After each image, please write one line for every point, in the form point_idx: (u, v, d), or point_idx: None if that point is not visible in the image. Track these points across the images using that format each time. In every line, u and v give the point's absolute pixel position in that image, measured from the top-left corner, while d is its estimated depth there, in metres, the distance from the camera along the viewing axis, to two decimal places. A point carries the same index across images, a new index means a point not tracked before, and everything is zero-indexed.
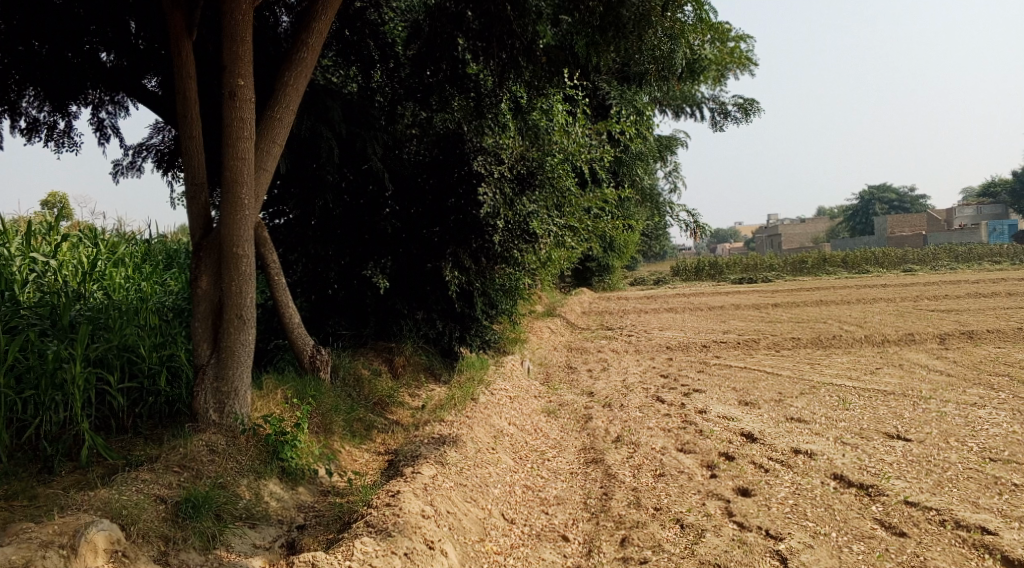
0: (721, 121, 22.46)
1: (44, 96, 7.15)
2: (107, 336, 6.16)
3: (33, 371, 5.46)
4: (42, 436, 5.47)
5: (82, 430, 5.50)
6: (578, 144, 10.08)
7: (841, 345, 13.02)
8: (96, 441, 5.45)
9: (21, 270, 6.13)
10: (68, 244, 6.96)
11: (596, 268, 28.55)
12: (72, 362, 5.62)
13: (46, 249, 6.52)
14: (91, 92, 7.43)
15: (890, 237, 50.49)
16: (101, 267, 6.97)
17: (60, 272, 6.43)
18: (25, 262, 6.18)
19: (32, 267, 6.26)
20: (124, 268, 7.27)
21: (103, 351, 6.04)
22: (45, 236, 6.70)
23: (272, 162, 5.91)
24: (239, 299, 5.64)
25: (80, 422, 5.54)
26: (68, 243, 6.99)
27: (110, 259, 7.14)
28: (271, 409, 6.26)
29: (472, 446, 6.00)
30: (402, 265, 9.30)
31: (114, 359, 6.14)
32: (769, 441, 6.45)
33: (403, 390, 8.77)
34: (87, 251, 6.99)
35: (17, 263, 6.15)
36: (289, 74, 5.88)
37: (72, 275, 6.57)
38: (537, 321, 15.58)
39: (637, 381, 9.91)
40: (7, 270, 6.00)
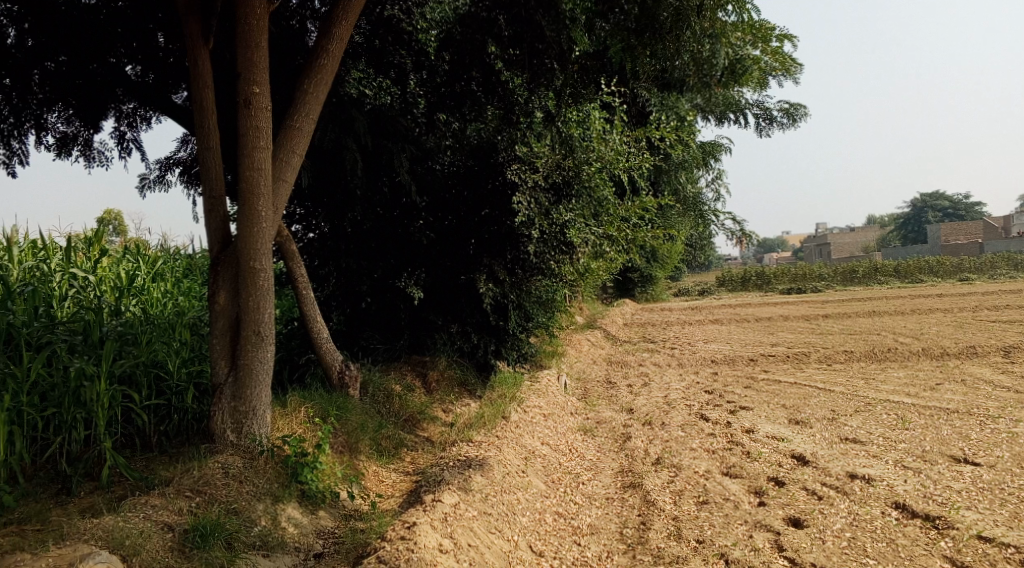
0: (766, 127, 21.78)
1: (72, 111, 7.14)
2: (136, 352, 6.00)
3: (59, 389, 5.31)
4: (66, 456, 5.33)
5: (105, 450, 5.34)
6: (616, 152, 9.51)
7: (898, 359, 12.29)
8: (118, 460, 5.26)
9: (59, 285, 6.08)
10: (108, 260, 6.93)
11: (637, 279, 28.00)
12: (97, 380, 5.48)
13: (86, 265, 6.50)
14: (120, 105, 7.42)
15: (945, 246, 48.49)
16: (140, 282, 6.93)
17: (99, 288, 6.36)
18: (64, 277, 6.13)
19: (69, 282, 6.19)
20: (162, 283, 7.24)
21: (131, 368, 5.90)
22: (86, 252, 6.70)
23: (291, 172, 5.75)
24: (257, 315, 5.48)
25: (103, 441, 5.38)
26: (108, 258, 6.96)
27: (148, 274, 7.09)
28: (294, 429, 6.06)
29: (502, 469, 5.67)
30: (435, 278, 9.07)
31: (142, 377, 6.01)
32: (823, 465, 5.96)
33: (435, 406, 8.51)
34: (127, 266, 6.99)
35: (56, 278, 6.09)
36: (307, 81, 5.71)
37: (109, 291, 6.47)
38: (576, 334, 15.19)
39: (679, 398, 9.45)
40: (46, 286, 5.97)
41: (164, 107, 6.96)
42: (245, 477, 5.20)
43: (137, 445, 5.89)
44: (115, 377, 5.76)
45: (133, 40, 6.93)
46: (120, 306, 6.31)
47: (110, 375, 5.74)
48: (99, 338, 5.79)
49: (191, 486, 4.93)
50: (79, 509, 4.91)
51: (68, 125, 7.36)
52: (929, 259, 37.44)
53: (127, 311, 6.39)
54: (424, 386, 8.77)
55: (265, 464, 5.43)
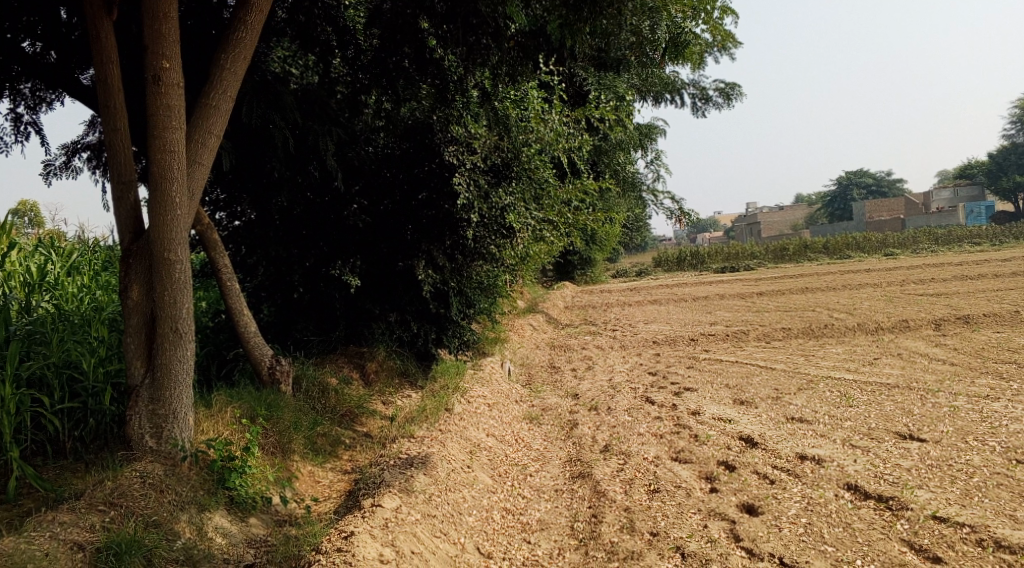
0: (704, 107, 21.99)
1: None
2: (45, 352, 5.57)
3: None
4: None
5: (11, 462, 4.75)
6: (557, 133, 9.55)
7: (834, 334, 12.58)
8: (26, 471, 4.70)
9: None
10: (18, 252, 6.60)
11: (577, 261, 28.02)
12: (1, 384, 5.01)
13: None
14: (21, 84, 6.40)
15: (869, 223, 50.51)
16: (53, 276, 6.54)
17: (6, 285, 5.94)
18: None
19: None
20: (79, 277, 6.92)
21: (39, 370, 5.46)
22: None
23: (209, 155, 5.23)
24: (174, 310, 4.97)
25: (9, 450, 4.85)
26: (18, 252, 6.56)
27: (62, 267, 6.78)
28: (219, 431, 5.61)
29: (446, 466, 5.39)
30: (372, 264, 8.68)
31: (52, 379, 5.53)
32: (772, 447, 6.05)
33: (374, 398, 8.13)
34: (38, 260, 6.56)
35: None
36: (225, 55, 5.18)
37: (18, 286, 6.11)
38: (518, 318, 14.97)
39: (624, 381, 9.36)
40: None
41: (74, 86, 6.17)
42: (167, 485, 4.68)
43: (48, 451, 5.41)
44: (21, 381, 5.32)
45: (38, 24, 6.01)
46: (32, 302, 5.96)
47: (15, 379, 5.31)
48: (4, 337, 5.34)
49: (104, 499, 4.37)
50: None
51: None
52: (855, 236, 38.87)
53: (39, 308, 6.06)
54: (362, 378, 8.37)
55: (189, 472, 4.94)
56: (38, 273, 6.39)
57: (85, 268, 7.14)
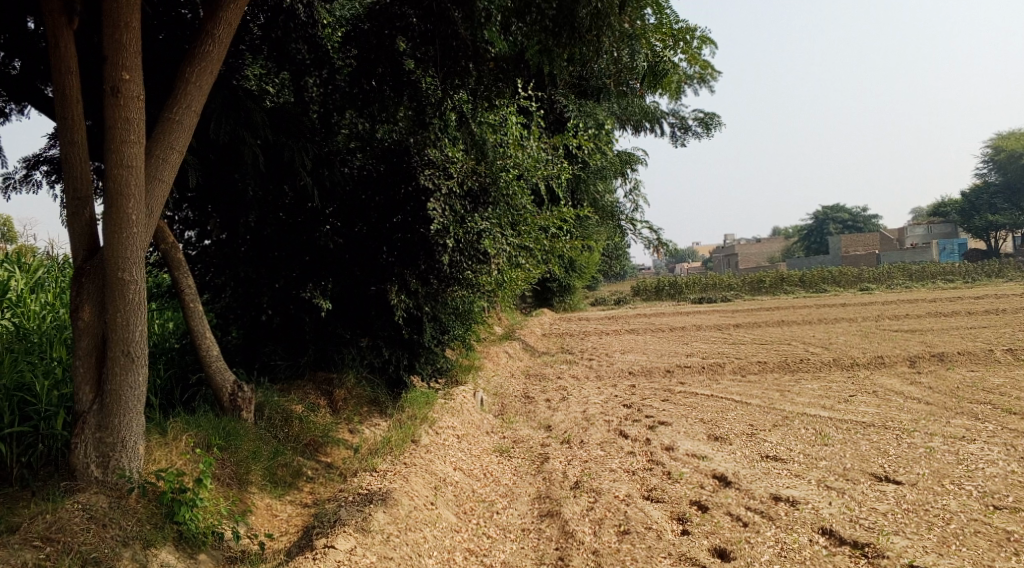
0: (682, 137, 22.16)
1: None
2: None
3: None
4: None
5: None
6: (534, 160, 9.56)
7: (810, 369, 12.54)
8: None
9: None
10: None
11: (556, 288, 27.94)
12: None
13: None
14: None
15: (844, 258, 51.21)
16: (15, 294, 6.52)
17: None
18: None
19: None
20: (43, 295, 6.84)
21: None
22: None
23: (170, 171, 5.03)
24: (126, 332, 4.72)
25: None
26: None
27: (25, 285, 6.75)
28: (171, 461, 5.33)
29: (408, 503, 5.15)
30: (343, 288, 8.48)
31: (2, 402, 5.26)
32: (745, 487, 5.90)
33: (341, 427, 7.87)
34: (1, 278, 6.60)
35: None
36: (190, 68, 5.02)
37: None
38: (494, 345, 14.78)
39: (598, 413, 9.18)
40: None
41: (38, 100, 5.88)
42: (110, 519, 4.39)
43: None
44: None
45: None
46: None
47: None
48: None
49: (42, 534, 4.10)
50: None
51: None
52: (831, 270, 39.32)
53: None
54: (329, 406, 8.13)
55: (136, 504, 4.64)
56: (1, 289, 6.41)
57: (51, 286, 7.06)
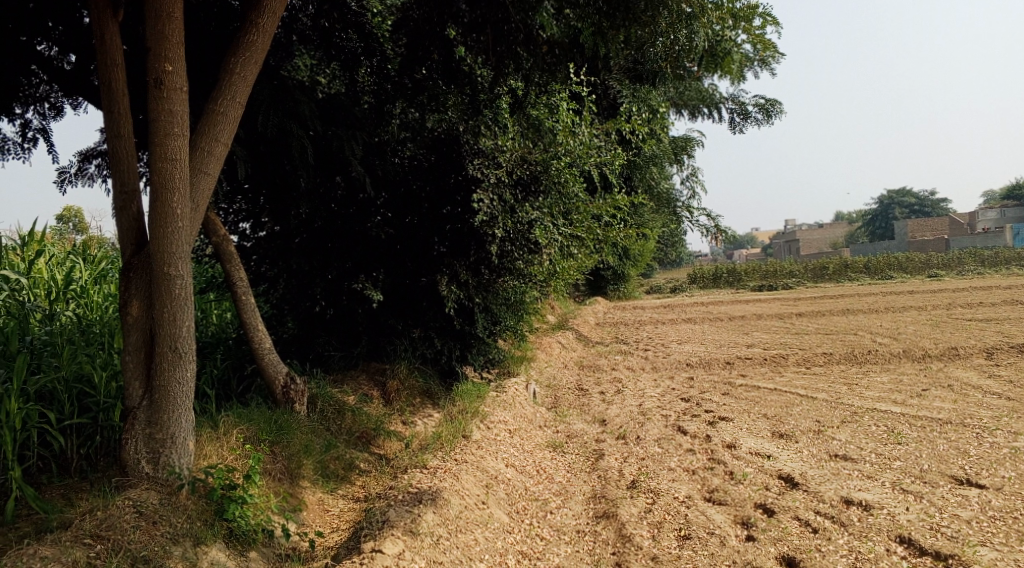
0: (741, 122, 21.39)
1: None
2: (57, 366, 5.49)
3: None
4: None
5: (13, 480, 4.66)
6: (586, 145, 8.99)
7: (879, 361, 11.90)
8: (26, 491, 4.57)
9: None
10: (49, 260, 6.83)
11: (609, 276, 27.51)
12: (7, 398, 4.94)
13: (21, 267, 6.32)
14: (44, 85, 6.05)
15: (912, 243, 48.91)
16: (79, 285, 6.69)
17: (32, 292, 6.16)
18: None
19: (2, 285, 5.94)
20: (106, 286, 6.99)
21: (50, 383, 5.35)
22: (21, 252, 6.55)
23: (215, 164, 4.98)
24: (173, 327, 4.71)
25: (11, 469, 4.75)
26: (49, 259, 6.87)
27: (89, 275, 6.92)
28: (222, 456, 5.31)
29: (458, 503, 5.03)
30: (395, 279, 8.40)
31: (63, 393, 5.40)
32: (814, 489, 5.54)
33: (394, 418, 7.78)
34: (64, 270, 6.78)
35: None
36: (234, 59, 4.95)
37: (43, 295, 6.29)
38: (547, 336, 14.56)
39: (655, 407, 8.88)
40: None
41: (92, 95, 5.95)
42: (161, 517, 4.38)
43: (53, 469, 5.15)
44: (30, 395, 5.20)
45: (50, 20, 5.69)
46: (54, 311, 6.09)
47: (24, 393, 5.20)
48: (18, 350, 5.35)
49: (92, 531, 4.09)
50: None
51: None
52: (897, 256, 37.60)
53: (62, 315, 6.21)
54: (382, 397, 8.02)
55: (186, 501, 4.62)
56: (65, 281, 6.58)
57: (113, 277, 7.22)
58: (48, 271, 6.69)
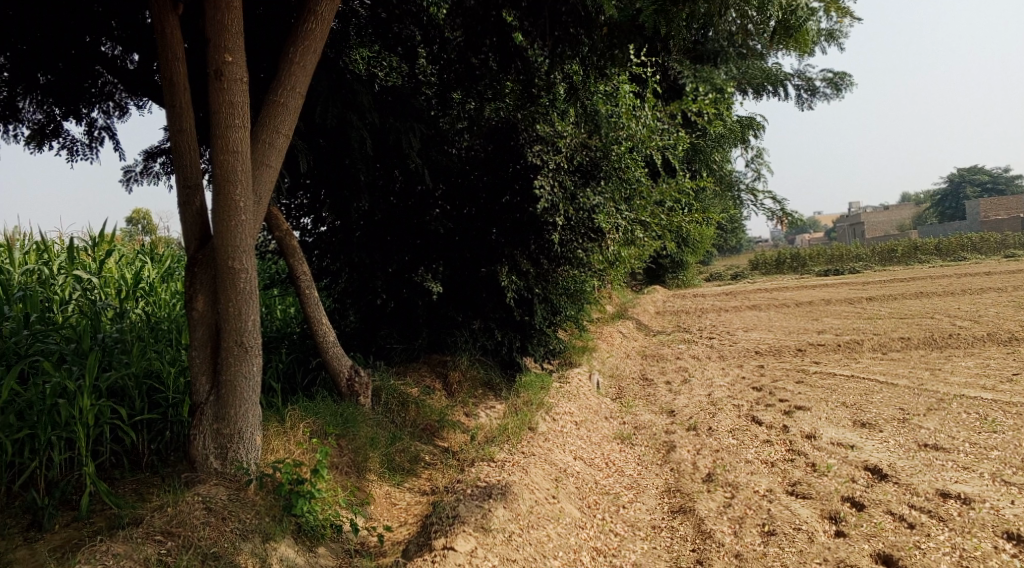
0: (809, 97, 20.49)
1: (55, 93, 5.78)
2: (127, 362, 5.54)
3: (36, 407, 4.82)
4: (43, 482, 4.89)
5: (87, 476, 4.78)
6: (649, 129, 8.84)
7: (962, 346, 11.16)
8: (99, 487, 4.70)
9: (63, 288, 6.00)
10: (119, 260, 6.98)
11: (668, 265, 26.96)
12: (81, 394, 5.03)
13: (93, 266, 6.48)
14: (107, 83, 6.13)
15: (987, 221, 46.36)
16: (148, 283, 6.81)
17: (103, 290, 6.29)
18: (67, 280, 6.06)
19: (74, 285, 6.09)
20: (174, 283, 7.11)
21: (121, 380, 5.44)
22: (92, 252, 6.71)
23: (276, 156, 4.93)
24: (238, 322, 4.69)
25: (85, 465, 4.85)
26: (118, 259, 7.02)
27: (158, 274, 7.05)
28: (289, 450, 5.29)
29: (528, 498, 4.87)
30: (455, 271, 8.30)
31: (133, 389, 5.50)
32: (905, 481, 5.15)
33: (457, 411, 7.68)
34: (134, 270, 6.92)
35: (60, 281, 6.02)
36: (293, 48, 4.89)
37: (113, 294, 6.42)
38: (607, 325, 14.28)
39: (725, 396, 8.54)
40: (48, 289, 5.89)
41: (153, 93, 6.01)
42: (230, 512, 4.37)
43: (126, 464, 5.27)
44: (103, 391, 5.29)
45: (111, 18, 5.67)
46: (124, 309, 6.20)
47: (97, 388, 5.29)
48: (91, 346, 5.46)
49: (163, 528, 4.10)
50: (51, 548, 4.40)
51: (40, 110, 5.96)
52: (972, 236, 35.67)
53: (132, 313, 6.33)
54: (444, 389, 7.94)
55: (254, 496, 4.61)
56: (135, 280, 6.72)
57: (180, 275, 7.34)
58: (118, 270, 6.84)
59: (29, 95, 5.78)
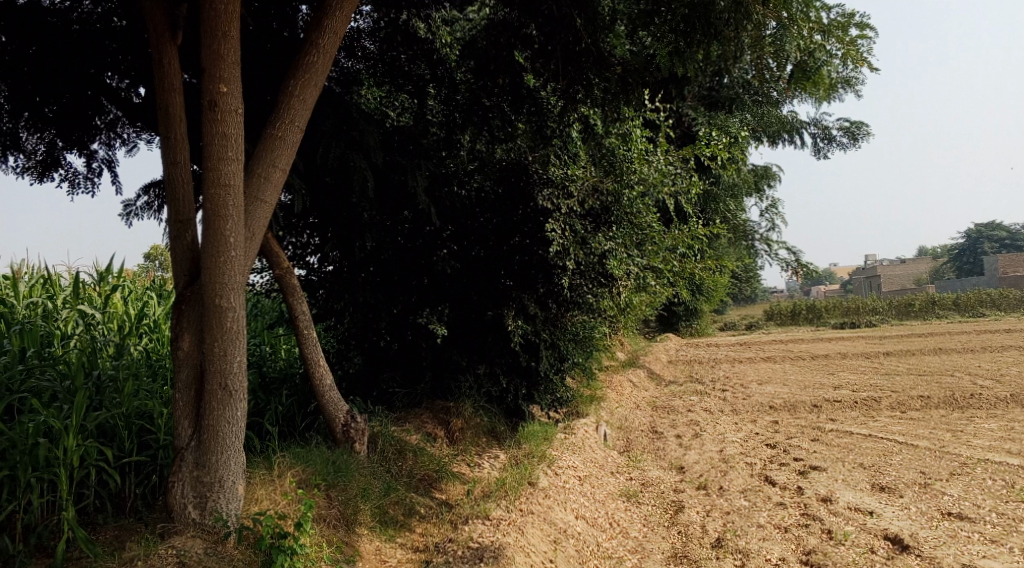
0: (824, 148, 20.46)
1: (59, 126, 5.76)
2: (118, 401, 5.38)
3: (18, 446, 4.59)
4: (21, 526, 4.63)
5: (65, 521, 4.52)
6: (661, 173, 8.58)
7: (984, 407, 10.72)
8: (76, 533, 4.43)
9: (66, 323, 5.87)
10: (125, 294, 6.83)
11: (682, 313, 26.59)
12: (66, 434, 4.80)
13: (98, 300, 6.34)
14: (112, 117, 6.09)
15: (1005, 277, 45.75)
16: (152, 318, 6.65)
17: (105, 325, 6.13)
18: (71, 314, 5.92)
19: (77, 319, 5.94)
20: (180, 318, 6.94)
21: (111, 420, 5.25)
22: (98, 286, 6.56)
23: (272, 190, 4.83)
24: (224, 363, 4.51)
25: (65, 510, 4.59)
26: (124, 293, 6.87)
27: (163, 308, 6.88)
28: (274, 501, 5.04)
29: (522, 562, 4.60)
30: (460, 314, 8.10)
31: (123, 430, 5.30)
32: (928, 554, 4.77)
33: (458, 460, 7.38)
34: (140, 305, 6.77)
35: (63, 315, 5.89)
36: (293, 82, 4.84)
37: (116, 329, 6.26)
38: (617, 374, 13.96)
39: (738, 453, 8.18)
40: (51, 323, 5.74)
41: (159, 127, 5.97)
42: None
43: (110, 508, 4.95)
44: (90, 431, 5.08)
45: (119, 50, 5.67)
46: (125, 345, 5.99)
47: (85, 428, 5.08)
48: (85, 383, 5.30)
49: None
50: None
51: (43, 142, 5.93)
52: (992, 292, 35.12)
53: (132, 349, 6.15)
54: (446, 436, 7.66)
55: (233, 551, 4.37)
56: (139, 314, 6.56)
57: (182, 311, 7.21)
58: (124, 305, 6.69)
59: (33, 127, 5.74)
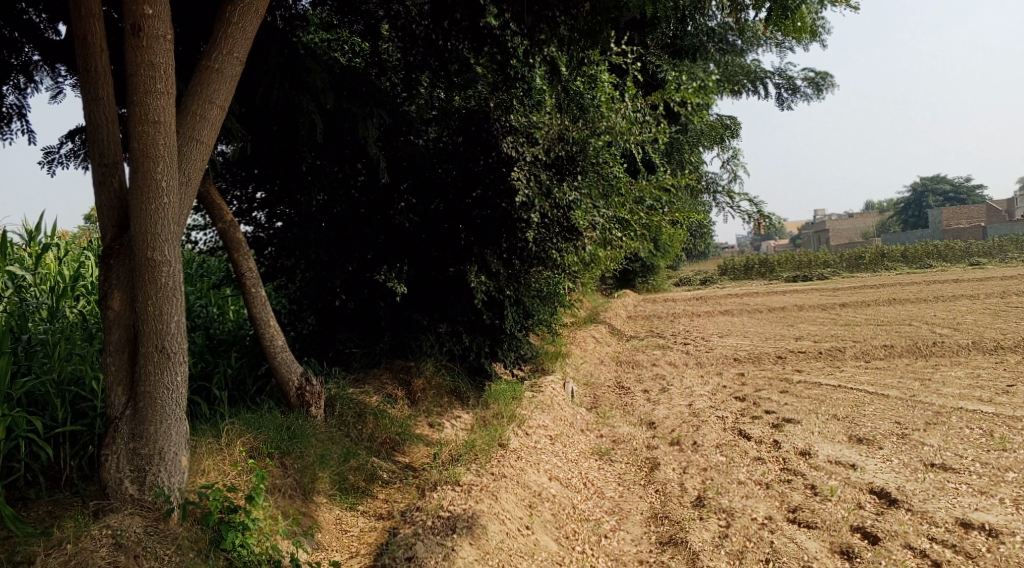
0: (789, 98, 20.23)
1: None
2: (48, 367, 4.80)
3: None
4: None
5: None
6: (630, 121, 7.81)
7: (945, 355, 10.81)
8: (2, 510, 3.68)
9: None
10: (52, 255, 6.20)
11: (639, 268, 26.52)
12: None
13: (28, 261, 5.73)
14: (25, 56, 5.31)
15: (948, 229, 47.12)
16: (89, 281, 6.11)
17: (35, 286, 5.52)
18: None
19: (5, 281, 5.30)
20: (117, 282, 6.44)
21: (39, 386, 4.64)
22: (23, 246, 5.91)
23: (210, 131, 4.26)
24: (160, 324, 3.99)
25: None
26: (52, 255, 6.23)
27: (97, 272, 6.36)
28: (223, 472, 4.61)
29: (498, 532, 4.30)
30: (420, 270, 7.64)
31: (55, 398, 4.67)
32: (919, 508, 4.62)
33: (420, 422, 7.05)
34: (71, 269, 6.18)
35: None
36: (230, 8, 4.23)
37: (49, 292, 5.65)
38: (579, 329, 13.72)
39: (707, 407, 8.02)
40: None
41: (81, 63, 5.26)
42: (145, 549, 3.72)
43: (42, 481, 4.39)
44: (16, 401, 4.48)
45: None
46: (58, 307, 5.46)
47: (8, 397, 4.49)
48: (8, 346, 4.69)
49: None
50: None
51: None
52: (938, 244, 36.04)
53: (67, 313, 5.58)
54: (407, 397, 7.28)
55: (177, 528, 3.96)
56: (72, 277, 5.99)
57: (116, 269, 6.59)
58: (54, 266, 6.09)
59: None
